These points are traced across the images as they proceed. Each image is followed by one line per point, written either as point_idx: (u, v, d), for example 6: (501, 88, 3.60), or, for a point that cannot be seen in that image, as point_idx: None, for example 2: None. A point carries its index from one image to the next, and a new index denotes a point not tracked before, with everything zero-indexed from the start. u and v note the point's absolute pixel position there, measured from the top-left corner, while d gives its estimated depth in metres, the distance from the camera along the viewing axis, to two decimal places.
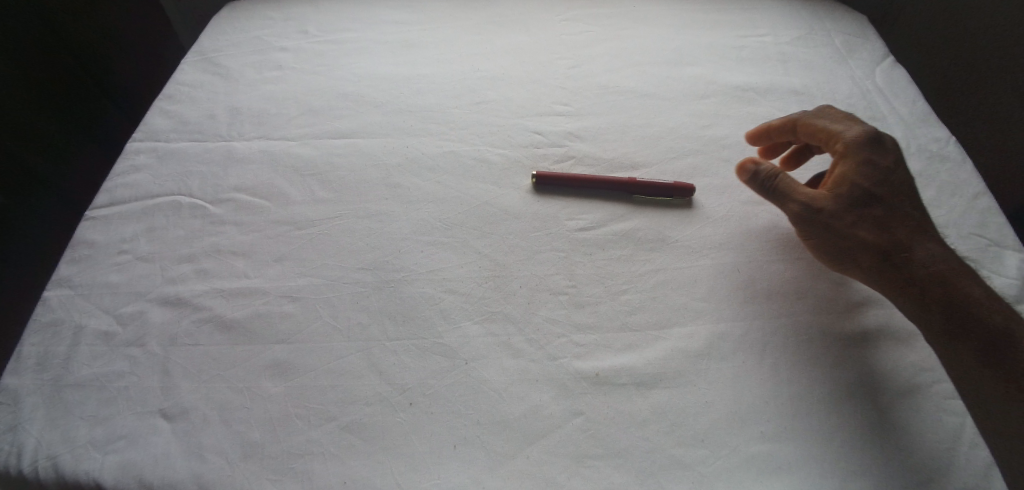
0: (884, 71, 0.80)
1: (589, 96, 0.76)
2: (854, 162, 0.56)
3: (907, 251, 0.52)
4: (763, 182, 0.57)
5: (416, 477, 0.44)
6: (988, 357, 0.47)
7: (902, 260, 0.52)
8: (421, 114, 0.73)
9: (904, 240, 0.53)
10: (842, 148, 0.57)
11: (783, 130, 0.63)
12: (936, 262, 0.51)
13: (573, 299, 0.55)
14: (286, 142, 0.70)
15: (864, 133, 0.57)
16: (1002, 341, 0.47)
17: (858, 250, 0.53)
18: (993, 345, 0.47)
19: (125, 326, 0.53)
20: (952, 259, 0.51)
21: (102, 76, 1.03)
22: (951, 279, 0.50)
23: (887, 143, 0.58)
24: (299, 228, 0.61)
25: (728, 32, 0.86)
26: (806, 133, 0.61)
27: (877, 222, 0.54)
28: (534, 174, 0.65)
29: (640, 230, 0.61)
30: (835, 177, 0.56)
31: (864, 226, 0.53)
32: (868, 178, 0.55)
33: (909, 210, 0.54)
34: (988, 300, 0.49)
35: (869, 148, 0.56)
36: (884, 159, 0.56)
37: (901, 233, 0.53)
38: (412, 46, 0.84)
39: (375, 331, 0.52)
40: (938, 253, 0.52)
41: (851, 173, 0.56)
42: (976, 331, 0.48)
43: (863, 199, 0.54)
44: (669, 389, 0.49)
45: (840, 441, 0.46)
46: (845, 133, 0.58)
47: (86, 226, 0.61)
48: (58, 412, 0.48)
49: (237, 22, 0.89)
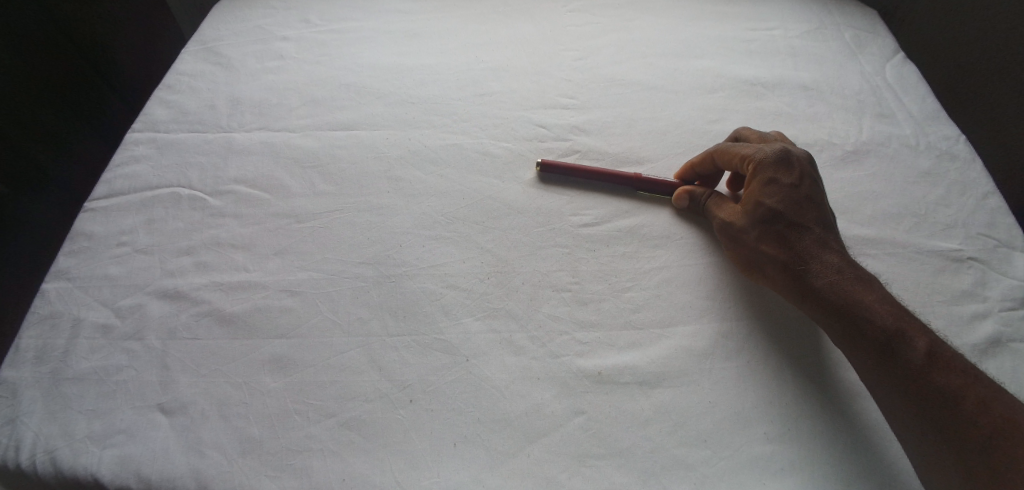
0: (893, 66, 0.79)
1: (595, 90, 0.75)
2: (760, 181, 0.56)
3: (809, 263, 0.51)
4: (699, 204, 0.60)
5: (416, 475, 0.43)
6: (886, 366, 0.45)
7: (800, 275, 0.51)
8: (425, 106, 0.72)
9: (808, 255, 0.52)
10: (750, 168, 0.56)
11: (702, 161, 0.61)
12: (835, 275, 0.50)
13: (577, 297, 0.54)
14: (288, 134, 0.69)
15: (768, 154, 0.56)
16: (893, 352, 0.45)
17: (766, 267, 0.54)
18: (890, 355, 0.45)
19: (124, 319, 0.53)
20: (850, 271, 0.50)
21: (107, 68, 1.01)
22: (847, 292, 0.49)
23: (800, 158, 0.56)
24: (299, 221, 0.60)
25: (737, 25, 0.85)
26: (719, 159, 0.60)
27: (779, 238, 0.53)
28: (539, 162, 0.64)
29: (645, 227, 0.60)
30: (746, 195, 0.56)
31: (767, 243, 0.54)
32: (771, 195, 0.55)
33: (814, 225, 0.53)
34: (884, 311, 0.47)
35: (775, 167, 0.55)
36: (789, 176, 0.55)
37: (804, 248, 0.52)
38: (416, 37, 0.82)
39: (375, 326, 0.51)
40: (836, 265, 0.51)
41: (759, 193, 0.55)
42: (871, 341, 0.46)
43: (767, 217, 0.54)
44: (672, 389, 0.48)
45: (846, 444, 0.45)
46: (753, 155, 0.56)
47: (85, 218, 0.61)
48: (56, 406, 0.47)
49: (238, 11, 0.87)
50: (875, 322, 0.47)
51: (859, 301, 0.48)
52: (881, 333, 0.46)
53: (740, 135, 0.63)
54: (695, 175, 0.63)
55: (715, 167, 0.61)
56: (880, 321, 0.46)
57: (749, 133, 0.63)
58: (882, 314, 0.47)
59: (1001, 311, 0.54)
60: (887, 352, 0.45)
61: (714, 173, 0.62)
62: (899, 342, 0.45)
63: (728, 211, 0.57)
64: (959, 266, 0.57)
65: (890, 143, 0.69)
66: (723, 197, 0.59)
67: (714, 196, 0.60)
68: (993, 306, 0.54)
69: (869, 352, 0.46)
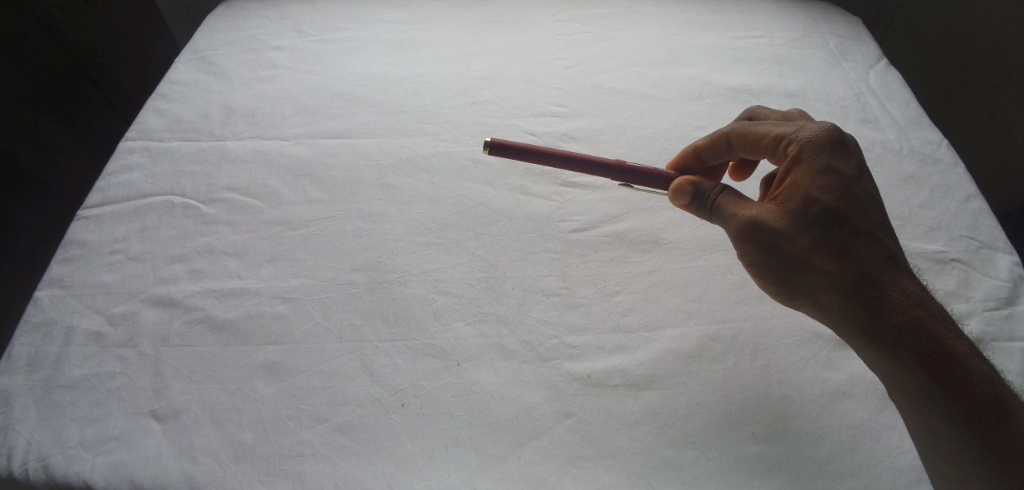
0: (877, 73, 0.81)
1: (584, 98, 0.76)
2: (811, 169, 0.45)
3: (880, 288, 0.42)
4: (705, 200, 0.50)
5: (407, 478, 0.44)
6: (971, 424, 0.38)
7: (871, 301, 0.42)
8: (416, 115, 0.73)
9: (876, 275, 0.42)
10: (794, 152, 0.47)
11: (717, 142, 0.54)
12: (913, 306, 0.41)
13: (566, 301, 0.55)
14: (280, 142, 0.70)
15: (817, 137, 0.46)
16: (990, 427, 0.38)
17: (815, 284, 0.44)
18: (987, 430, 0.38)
19: (117, 326, 0.53)
20: (928, 302, 0.41)
21: (99, 76, 1.03)
22: (931, 332, 0.40)
23: (852, 145, 0.48)
24: (292, 229, 0.60)
25: (722, 33, 0.86)
26: (737, 139, 0.53)
27: (839, 250, 0.43)
28: (489, 143, 0.54)
29: (633, 232, 0.61)
30: (788, 186, 0.46)
31: (822, 254, 0.44)
32: (826, 189, 0.44)
33: (879, 234, 0.44)
34: (976, 363, 0.39)
35: (827, 154, 0.46)
36: (847, 167, 0.46)
37: (871, 265, 0.43)
38: (407, 46, 0.84)
39: (367, 332, 0.52)
40: (910, 288, 0.42)
41: (809, 187, 0.45)
42: (957, 391, 0.38)
43: (821, 220, 0.44)
44: (660, 390, 0.49)
45: (832, 443, 0.46)
46: (796, 136, 0.47)
47: (78, 226, 0.61)
48: (49, 413, 0.48)
49: (231, 21, 0.88)
50: (969, 382, 0.38)
51: (947, 346, 0.39)
52: (969, 383, 0.38)
53: (756, 114, 0.56)
54: (699, 161, 0.57)
55: (730, 144, 0.54)
56: (974, 378, 0.39)
57: (767, 112, 0.56)
58: (976, 368, 0.39)
59: (985, 311, 0.54)
60: (978, 417, 0.38)
61: (723, 156, 0.55)
62: (996, 410, 0.38)
63: (757, 206, 0.46)
64: (942, 268, 0.58)
65: (874, 148, 0.70)
66: (738, 191, 0.49)
67: (724, 190, 0.50)
68: (976, 306, 0.55)
69: (950, 408, 0.39)
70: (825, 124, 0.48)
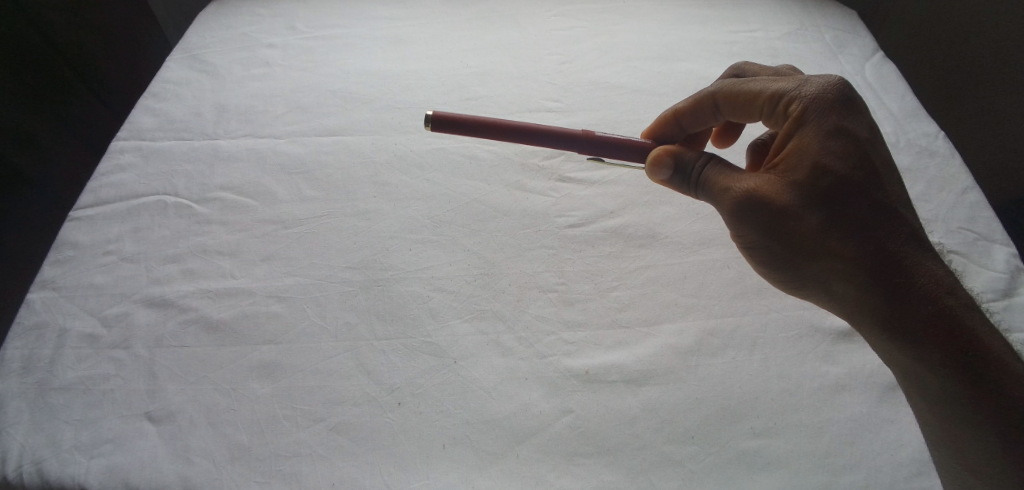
0: (873, 66, 0.81)
1: (579, 93, 0.75)
2: (818, 134, 0.42)
3: (899, 272, 0.40)
4: (695, 175, 0.48)
5: (405, 478, 0.44)
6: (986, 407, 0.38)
7: (888, 287, 0.40)
8: (410, 111, 0.73)
9: (891, 255, 0.41)
10: (797, 114, 0.44)
11: (703, 103, 0.52)
12: (935, 291, 0.40)
13: (562, 297, 0.54)
14: (273, 140, 0.69)
15: (821, 95, 0.44)
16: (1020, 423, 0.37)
17: (826, 269, 0.43)
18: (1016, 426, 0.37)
19: (111, 328, 0.53)
20: (953, 287, 0.40)
21: (93, 79, 1.02)
22: (945, 314, 0.39)
23: (861, 102, 0.45)
24: (286, 228, 0.60)
25: (719, 27, 0.86)
26: (726, 100, 0.50)
27: (854, 229, 0.41)
28: (429, 119, 0.51)
29: (630, 227, 0.61)
30: (792, 154, 0.43)
31: (836, 234, 0.41)
32: (839, 158, 0.42)
33: (897, 209, 0.42)
34: (994, 344, 0.38)
35: (834, 115, 0.43)
36: (859, 130, 0.43)
37: (886, 244, 0.41)
38: (401, 43, 0.83)
39: (363, 331, 0.52)
40: (925, 267, 0.41)
41: (818, 154, 0.42)
42: (972, 375, 0.38)
43: (832, 193, 0.42)
44: (659, 386, 0.49)
45: (831, 436, 0.46)
46: (797, 96, 0.44)
47: (70, 226, 0.60)
48: (43, 417, 0.47)
49: (224, 19, 0.88)
50: (993, 372, 0.38)
51: (962, 328, 0.39)
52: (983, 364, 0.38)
53: (744, 71, 0.55)
54: (680, 127, 0.55)
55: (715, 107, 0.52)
56: (991, 360, 0.38)
57: (755, 69, 0.54)
58: (994, 350, 0.38)
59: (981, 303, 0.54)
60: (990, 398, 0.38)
61: (705, 122, 0.54)
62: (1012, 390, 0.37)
63: (757, 180, 0.44)
64: None
65: None
66: (729, 163, 0.47)
67: (716, 163, 0.47)
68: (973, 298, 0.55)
69: (965, 392, 0.38)
70: (829, 77, 0.45)
